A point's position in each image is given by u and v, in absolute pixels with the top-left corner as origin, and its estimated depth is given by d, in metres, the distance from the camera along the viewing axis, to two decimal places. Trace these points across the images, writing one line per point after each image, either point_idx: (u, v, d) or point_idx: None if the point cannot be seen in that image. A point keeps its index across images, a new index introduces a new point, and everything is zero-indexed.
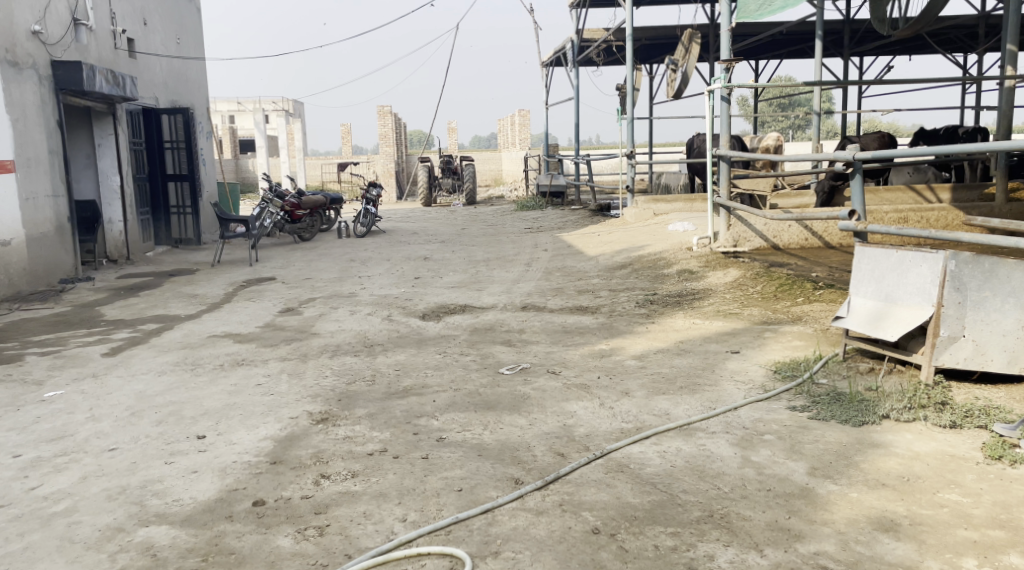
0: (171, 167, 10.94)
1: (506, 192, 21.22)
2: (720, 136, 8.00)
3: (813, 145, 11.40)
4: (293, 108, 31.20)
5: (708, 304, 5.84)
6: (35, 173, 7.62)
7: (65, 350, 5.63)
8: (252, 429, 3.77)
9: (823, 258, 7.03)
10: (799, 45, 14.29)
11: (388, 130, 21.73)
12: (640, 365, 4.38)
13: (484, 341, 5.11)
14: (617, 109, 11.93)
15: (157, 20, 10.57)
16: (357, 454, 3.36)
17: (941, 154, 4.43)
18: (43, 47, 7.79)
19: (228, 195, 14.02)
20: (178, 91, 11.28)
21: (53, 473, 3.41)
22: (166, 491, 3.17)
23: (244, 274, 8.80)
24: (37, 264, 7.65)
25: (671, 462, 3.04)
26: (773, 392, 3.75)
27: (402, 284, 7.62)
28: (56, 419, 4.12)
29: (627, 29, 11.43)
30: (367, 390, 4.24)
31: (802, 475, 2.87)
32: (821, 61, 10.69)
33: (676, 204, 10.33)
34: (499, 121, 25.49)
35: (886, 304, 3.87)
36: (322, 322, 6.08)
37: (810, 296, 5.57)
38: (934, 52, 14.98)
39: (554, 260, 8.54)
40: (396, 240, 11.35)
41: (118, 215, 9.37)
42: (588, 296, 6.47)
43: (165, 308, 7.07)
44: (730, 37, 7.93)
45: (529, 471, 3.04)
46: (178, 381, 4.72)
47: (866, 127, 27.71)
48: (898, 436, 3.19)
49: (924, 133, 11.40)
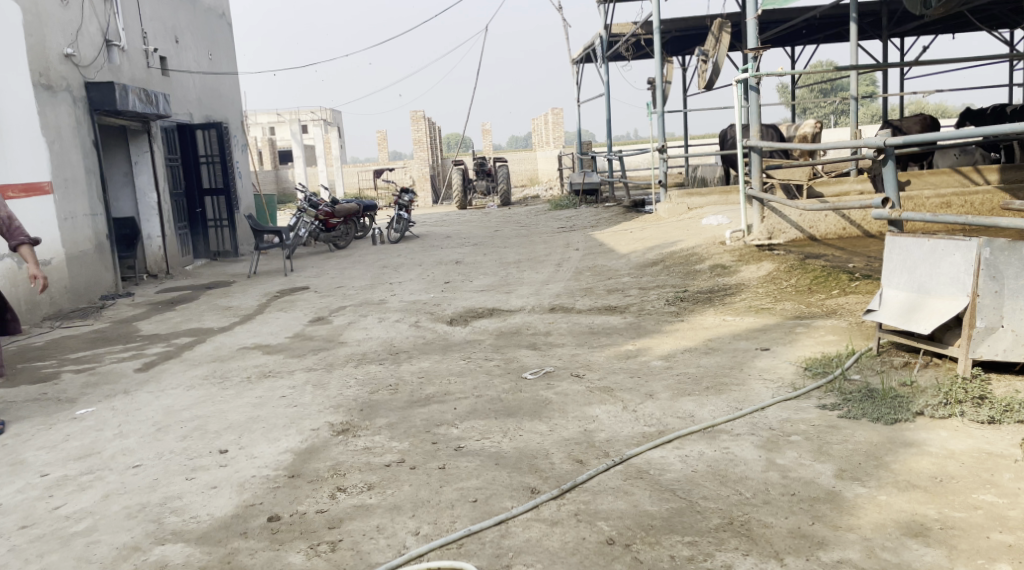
0: (207, 181, 11.07)
1: (542, 191, 21.15)
2: (751, 126, 7.83)
3: (852, 131, 11.12)
4: (331, 117, 31.49)
5: (740, 299, 5.70)
6: (73, 193, 7.74)
7: (99, 366, 5.70)
8: (273, 443, 3.76)
9: (862, 248, 6.84)
10: (836, 30, 13.96)
11: (423, 135, 21.80)
12: (666, 365, 4.27)
13: (509, 345, 5.04)
14: (648, 104, 11.77)
15: (188, 37, 10.71)
16: (374, 465, 3.32)
17: (989, 136, 4.29)
18: (76, 69, 7.91)
19: (265, 206, 14.16)
20: (211, 107, 11.40)
21: (76, 492, 3.43)
22: (184, 508, 3.17)
23: (278, 285, 8.86)
24: (78, 282, 7.77)
25: (692, 467, 2.94)
26: (802, 391, 3.63)
27: (432, 289, 7.58)
28: (85, 437, 4.15)
29: (656, 21, 11.27)
30: (389, 400, 4.21)
31: (828, 478, 2.76)
32: (858, 44, 10.43)
33: (711, 197, 10.15)
34: (534, 121, 25.41)
35: (919, 295, 3.73)
36: (351, 331, 6.07)
37: (846, 288, 5.40)
38: (978, 29, 14.54)
39: (585, 259, 8.44)
40: (430, 244, 11.34)
41: (156, 231, 9.52)
42: (617, 296, 6.37)
43: (200, 321, 7.13)
44: (757, 24, 7.75)
45: (546, 480, 2.97)
46: (205, 394, 4.74)
47: (911, 109, 27.08)
48: (932, 433, 3.05)
49: (969, 113, 11.04)
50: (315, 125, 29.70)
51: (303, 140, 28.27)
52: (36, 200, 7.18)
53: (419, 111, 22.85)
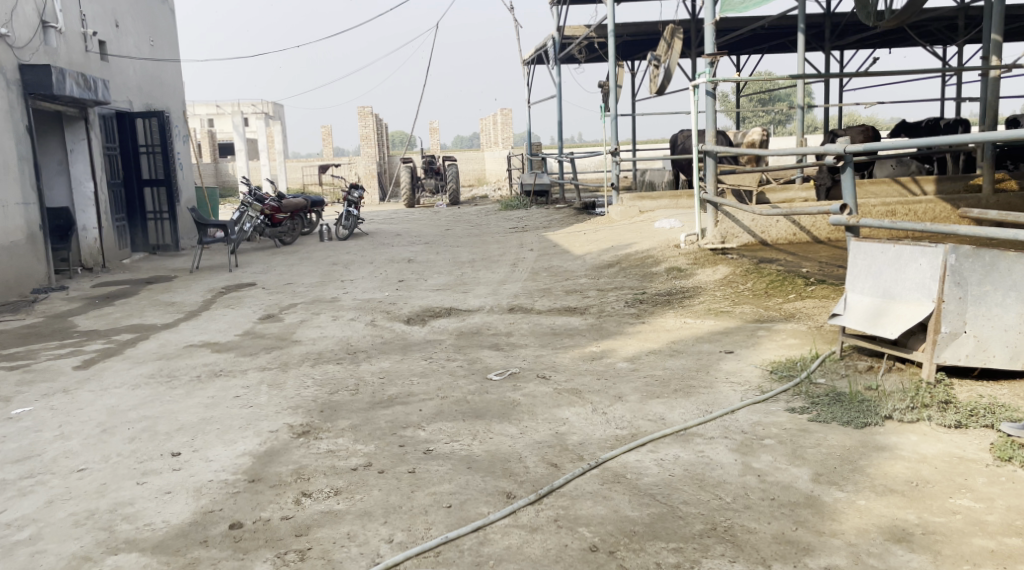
0: (147, 172, 10.74)
1: (490, 191, 21.12)
2: (706, 131, 7.88)
3: (798, 139, 11.31)
4: (274, 111, 30.93)
5: (699, 302, 5.72)
6: (4, 181, 7.41)
7: (35, 363, 5.44)
8: (230, 445, 3.62)
9: (812, 253, 6.95)
10: (781, 40, 14.22)
11: (370, 131, 21.58)
12: (632, 367, 4.24)
13: (471, 345, 4.97)
14: (600, 106, 11.82)
15: (129, 21, 10.35)
16: (340, 469, 3.21)
17: (921, 148, 4.30)
18: (10, 51, 7.57)
19: (207, 200, 13.80)
20: (152, 95, 11.05)
21: (17, 498, 3.24)
22: (137, 515, 3.02)
23: (223, 281, 8.61)
24: (8, 274, 7.43)
25: (670, 471, 2.91)
26: (770, 394, 3.63)
27: (386, 287, 7.46)
28: (23, 438, 3.95)
29: (609, 25, 11.29)
30: (350, 401, 4.09)
31: (806, 483, 2.75)
32: (804, 54, 10.62)
33: (662, 200, 10.22)
34: (482, 121, 25.36)
35: (884, 300, 3.76)
36: (304, 329, 5.91)
37: (803, 293, 5.46)
38: (916, 44, 14.97)
39: (540, 260, 8.40)
40: (380, 242, 11.18)
41: (92, 222, 9.15)
42: (576, 297, 6.34)
43: (141, 317, 6.88)
44: (713, 30, 7.80)
45: (521, 484, 2.90)
46: (152, 394, 4.55)
47: (849, 119, 27.87)
48: (902, 437, 3.07)
49: (906, 125, 11.32)
50: (258, 118, 29.11)
51: (245, 133, 27.69)
52: None
53: (367, 107, 22.55)
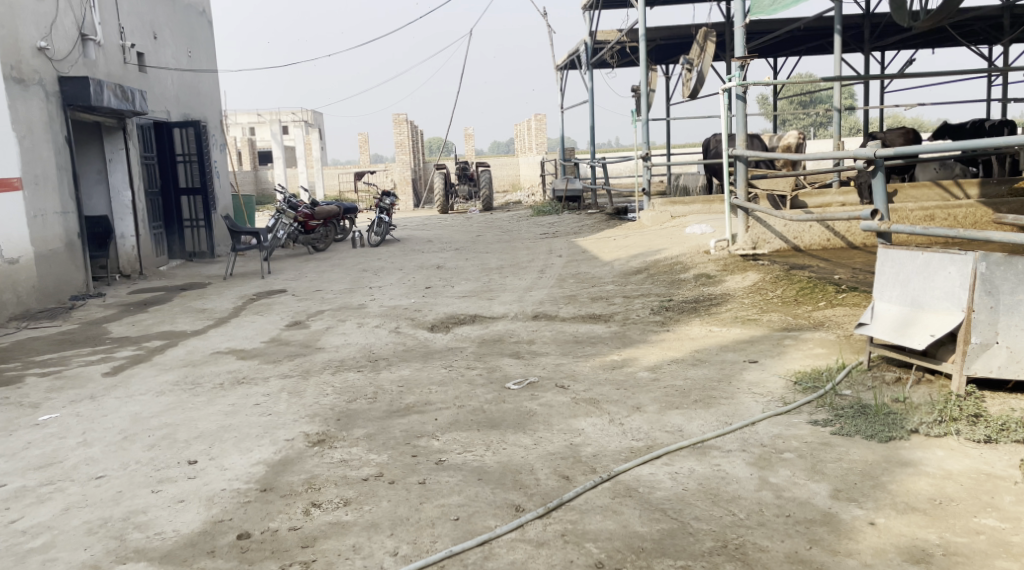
0: (183, 180, 10.86)
1: (524, 197, 21.09)
2: (737, 135, 7.76)
3: (835, 142, 11.09)
4: (312, 119, 31.26)
5: (726, 309, 5.62)
6: (43, 190, 7.54)
7: (66, 369, 5.51)
8: (246, 453, 3.62)
9: (846, 259, 6.80)
10: (819, 41, 14.00)
11: (405, 138, 21.68)
12: (653, 377, 4.16)
13: (492, 353, 4.93)
14: (632, 111, 11.73)
15: (167, 33, 10.51)
16: (351, 479, 3.18)
17: (962, 151, 4.23)
18: (49, 63, 7.71)
19: (243, 207, 13.95)
20: (189, 105, 11.20)
21: (34, 505, 3.27)
22: (148, 523, 3.02)
23: (255, 287, 8.68)
24: (46, 281, 7.55)
25: (683, 486, 2.83)
26: (793, 405, 3.53)
27: (413, 294, 7.45)
28: (46, 444, 3.98)
29: (641, 29, 11.20)
30: (368, 409, 4.07)
31: (823, 499, 2.66)
32: (841, 57, 10.42)
33: (695, 205, 10.09)
34: (517, 127, 25.37)
35: (912, 309, 3.64)
36: (329, 336, 5.92)
37: (833, 300, 5.33)
38: (959, 44, 14.64)
39: (568, 266, 8.34)
40: (411, 248, 11.21)
41: (130, 230, 9.29)
42: (601, 304, 6.27)
43: (173, 324, 6.94)
44: (744, 33, 7.68)
45: (531, 497, 2.85)
46: (175, 401, 4.58)
47: (891, 122, 27.37)
48: (927, 452, 2.96)
49: (949, 127, 11.05)
50: (296, 126, 29.44)
51: (283, 141, 28.03)
52: (4, 196, 6.98)
53: (402, 114, 22.68)
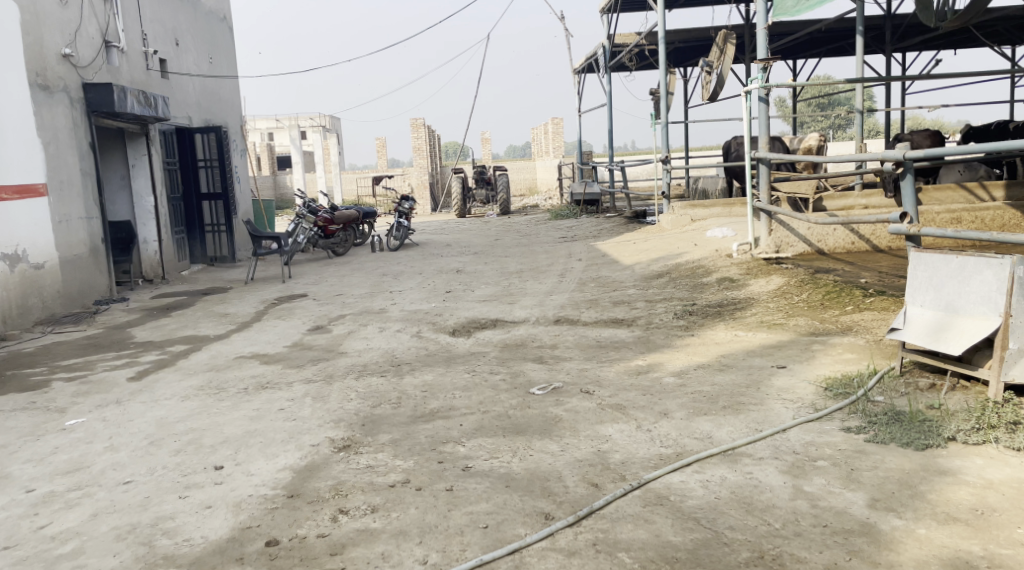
0: (205, 185, 10.91)
1: (541, 200, 21.06)
2: (759, 138, 7.69)
3: (857, 144, 10.98)
4: (330, 123, 31.39)
5: (750, 314, 5.55)
6: (68, 196, 7.57)
7: (91, 374, 5.52)
8: (271, 459, 3.60)
9: (872, 263, 6.72)
10: (839, 43, 13.88)
11: (422, 142, 21.70)
12: (679, 383, 4.11)
13: (515, 358, 4.89)
14: (651, 114, 11.67)
15: (189, 39, 10.56)
16: (377, 486, 3.16)
17: (986, 154, 4.15)
18: (74, 70, 7.76)
19: (263, 211, 14.00)
20: (211, 111, 11.24)
21: (63, 510, 3.26)
22: (176, 530, 3.01)
23: (276, 292, 8.69)
24: (71, 286, 7.58)
25: (715, 493, 2.79)
26: (824, 412, 3.47)
27: (434, 298, 7.44)
28: (74, 450, 3.98)
29: (661, 31, 11.14)
30: (392, 414, 4.04)
31: (861, 508, 2.61)
32: (863, 59, 10.32)
33: (715, 208, 10.01)
34: (533, 131, 25.37)
35: (947, 314, 3.58)
36: (351, 341, 5.91)
37: (860, 304, 5.25)
38: (981, 45, 14.48)
39: (588, 270, 8.29)
40: (430, 252, 11.20)
41: (152, 235, 9.34)
42: (623, 308, 6.22)
43: (195, 328, 6.96)
44: (766, 35, 7.61)
45: (560, 505, 2.82)
46: (200, 406, 4.57)
47: (911, 123, 27.12)
48: (966, 461, 2.90)
49: (973, 129, 10.93)
50: (314, 130, 29.55)
51: (301, 145, 28.16)
52: (29, 201, 7.02)
53: (420, 118, 22.71)
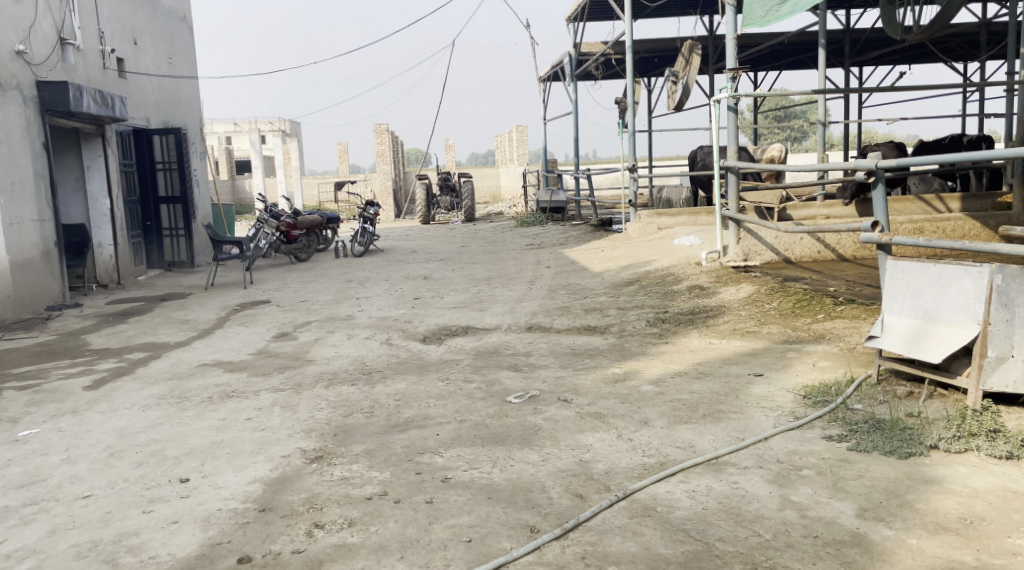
0: (163, 189, 10.68)
1: (505, 208, 21.03)
2: (727, 147, 7.71)
3: (819, 155, 11.09)
4: (291, 128, 31.07)
5: (723, 322, 5.54)
6: (20, 197, 7.34)
7: (45, 383, 5.32)
8: (241, 470, 3.48)
9: (839, 271, 6.77)
10: (801, 56, 14.06)
11: (386, 148, 21.53)
12: (658, 391, 4.06)
13: (489, 366, 4.82)
14: (618, 123, 11.70)
15: (148, 39, 10.34)
16: (354, 498, 3.06)
17: (947, 164, 4.13)
18: (27, 68, 7.53)
19: (222, 216, 13.75)
20: (170, 112, 11.00)
21: (18, 527, 3.11)
22: (141, 547, 2.89)
23: (238, 298, 8.51)
24: (22, 291, 7.34)
25: (702, 504, 2.75)
26: (805, 420, 3.45)
27: (402, 305, 7.33)
28: (28, 462, 3.82)
29: (628, 41, 11.16)
30: (365, 424, 3.95)
31: (850, 518, 2.60)
32: (825, 72, 10.45)
33: (681, 217, 10.04)
34: (497, 138, 25.37)
35: (924, 322, 3.58)
36: (318, 348, 5.78)
37: (831, 313, 5.26)
38: (937, 60, 14.77)
39: (557, 277, 8.25)
40: (396, 259, 11.07)
41: (108, 239, 9.09)
42: (595, 316, 6.18)
43: (155, 335, 6.76)
44: (734, 44, 7.65)
45: (545, 517, 2.76)
46: (163, 415, 4.42)
47: (866, 136, 27.70)
48: (950, 469, 2.89)
49: (929, 142, 11.13)
50: (274, 135, 29.17)
51: (261, 150, 27.80)
52: None
53: (383, 123, 22.53)
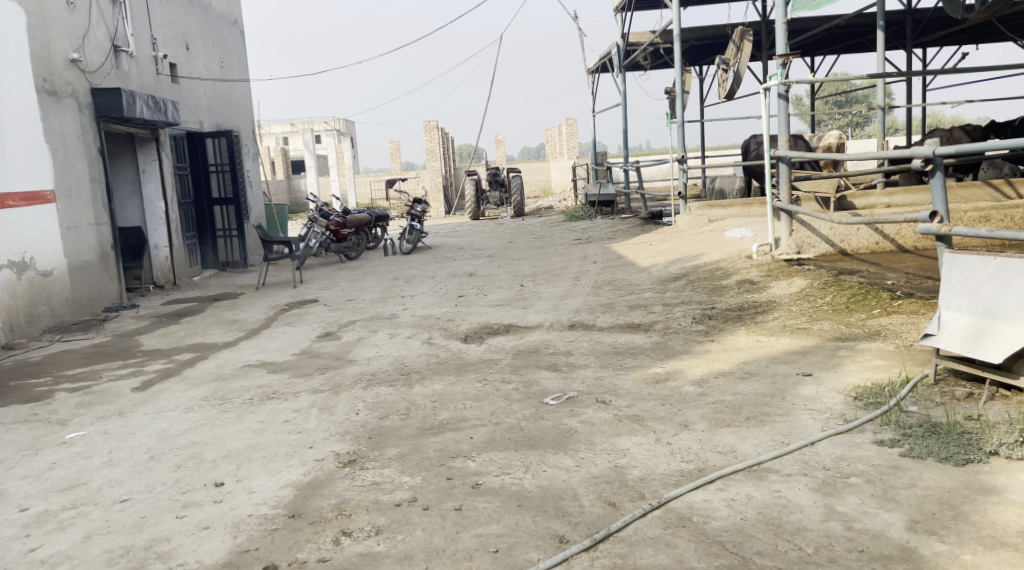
0: (216, 191, 10.79)
1: (556, 202, 20.85)
2: (779, 136, 7.47)
3: (878, 142, 10.69)
4: (344, 127, 31.36)
5: (773, 318, 5.35)
6: (76, 202, 7.47)
7: (95, 385, 5.39)
8: (274, 474, 3.45)
9: (897, 263, 6.50)
10: (858, 39, 13.61)
11: (436, 145, 21.55)
12: (701, 392, 3.92)
13: (528, 365, 4.72)
14: (667, 114, 11.47)
15: (199, 43, 10.47)
16: (383, 504, 3.00)
17: (1013, 148, 3.89)
18: (82, 75, 7.66)
19: (275, 216, 13.89)
20: (222, 115, 11.14)
21: (55, 531, 3.13)
22: (172, 554, 2.88)
23: (286, 297, 8.56)
24: (80, 293, 7.48)
25: (741, 514, 2.62)
26: (856, 424, 3.28)
27: (446, 303, 7.28)
28: (71, 465, 3.85)
29: (676, 29, 10.91)
30: (400, 427, 3.88)
31: (899, 531, 2.45)
32: (883, 55, 10.07)
33: (732, 209, 9.78)
34: (548, 131, 25.22)
35: (985, 318, 3.38)
36: (360, 348, 5.75)
37: (888, 308, 5.03)
38: (1004, 39, 14.16)
39: (604, 273, 8.12)
40: (444, 255, 11.03)
41: (163, 240, 9.23)
42: (640, 312, 6.04)
43: (204, 336, 6.82)
44: (785, 30, 7.38)
45: (576, 527, 2.66)
46: (204, 418, 4.43)
47: (929, 121, 26.88)
48: (1011, 478, 2.70)
49: (996, 125, 10.65)
50: (328, 134, 29.50)
51: (315, 149, 28.10)
52: (38, 208, 6.92)
53: (433, 119, 22.55)
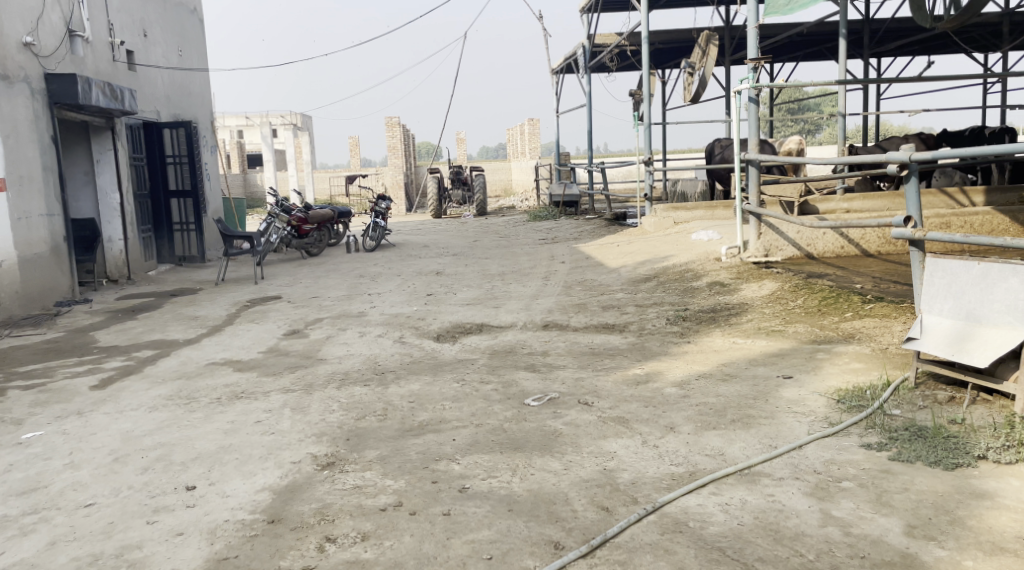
0: (173, 183, 10.49)
1: (518, 201, 20.81)
2: (748, 139, 7.51)
3: (838, 148, 10.83)
4: (302, 121, 30.95)
5: (747, 320, 5.36)
6: (28, 191, 7.21)
7: (51, 383, 5.18)
8: (249, 477, 3.34)
9: (864, 267, 6.58)
10: (818, 47, 13.80)
11: (397, 142, 21.37)
12: (682, 394, 3.90)
13: (505, 366, 4.65)
14: (633, 115, 11.49)
15: (157, 31, 10.20)
16: (367, 509, 2.91)
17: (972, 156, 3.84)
18: (35, 60, 7.39)
19: (233, 210, 13.62)
20: (180, 105, 10.87)
21: (17, 538, 2.98)
22: (144, 561, 2.75)
23: (249, 293, 8.37)
24: (30, 286, 7.22)
25: (738, 520, 2.59)
26: (841, 427, 3.27)
27: (415, 301, 7.18)
28: (30, 467, 3.68)
29: (643, 31, 10.92)
30: (378, 428, 3.79)
31: (898, 537, 2.45)
32: (845, 63, 10.19)
33: (698, 211, 9.82)
34: (509, 131, 25.18)
35: (968, 323, 3.40)
36: (329, 347, 5.63)
37: (860, 311, 5.06)
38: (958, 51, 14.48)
39: (572, 273, 8.09)
40: (408, 253, 10.90)
41: (118, 233, 8.97)
42: (613, 313, 6.01)
43: (164, 332, 6.63)
44: (757, 34, 7.40)
45: (570, 532, 2.61)
46: (170, 417, 4.28)
47: (881, 130, 27.41)
48: (1002, 482, 2.71)
49: (949, 134, 10.90)
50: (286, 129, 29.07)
51: (272, 143, 27.68)
52: None
53: (394, 117, 22.36)
